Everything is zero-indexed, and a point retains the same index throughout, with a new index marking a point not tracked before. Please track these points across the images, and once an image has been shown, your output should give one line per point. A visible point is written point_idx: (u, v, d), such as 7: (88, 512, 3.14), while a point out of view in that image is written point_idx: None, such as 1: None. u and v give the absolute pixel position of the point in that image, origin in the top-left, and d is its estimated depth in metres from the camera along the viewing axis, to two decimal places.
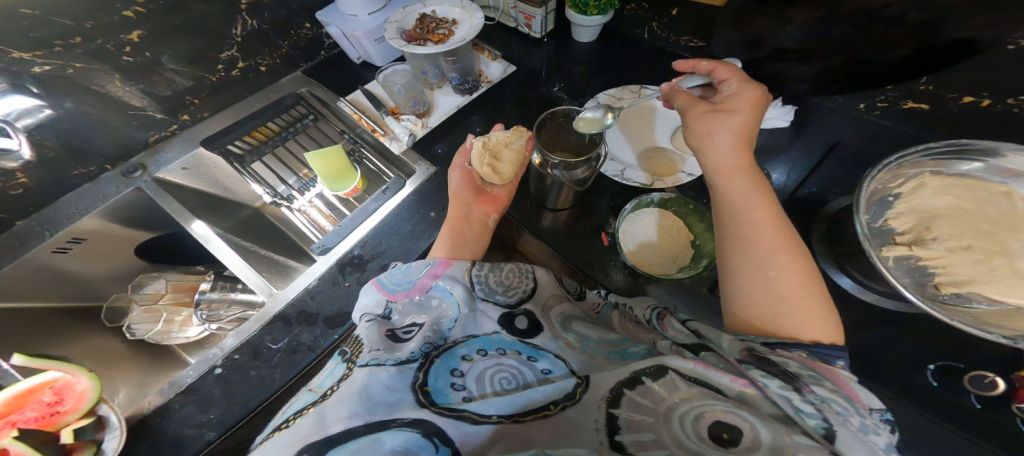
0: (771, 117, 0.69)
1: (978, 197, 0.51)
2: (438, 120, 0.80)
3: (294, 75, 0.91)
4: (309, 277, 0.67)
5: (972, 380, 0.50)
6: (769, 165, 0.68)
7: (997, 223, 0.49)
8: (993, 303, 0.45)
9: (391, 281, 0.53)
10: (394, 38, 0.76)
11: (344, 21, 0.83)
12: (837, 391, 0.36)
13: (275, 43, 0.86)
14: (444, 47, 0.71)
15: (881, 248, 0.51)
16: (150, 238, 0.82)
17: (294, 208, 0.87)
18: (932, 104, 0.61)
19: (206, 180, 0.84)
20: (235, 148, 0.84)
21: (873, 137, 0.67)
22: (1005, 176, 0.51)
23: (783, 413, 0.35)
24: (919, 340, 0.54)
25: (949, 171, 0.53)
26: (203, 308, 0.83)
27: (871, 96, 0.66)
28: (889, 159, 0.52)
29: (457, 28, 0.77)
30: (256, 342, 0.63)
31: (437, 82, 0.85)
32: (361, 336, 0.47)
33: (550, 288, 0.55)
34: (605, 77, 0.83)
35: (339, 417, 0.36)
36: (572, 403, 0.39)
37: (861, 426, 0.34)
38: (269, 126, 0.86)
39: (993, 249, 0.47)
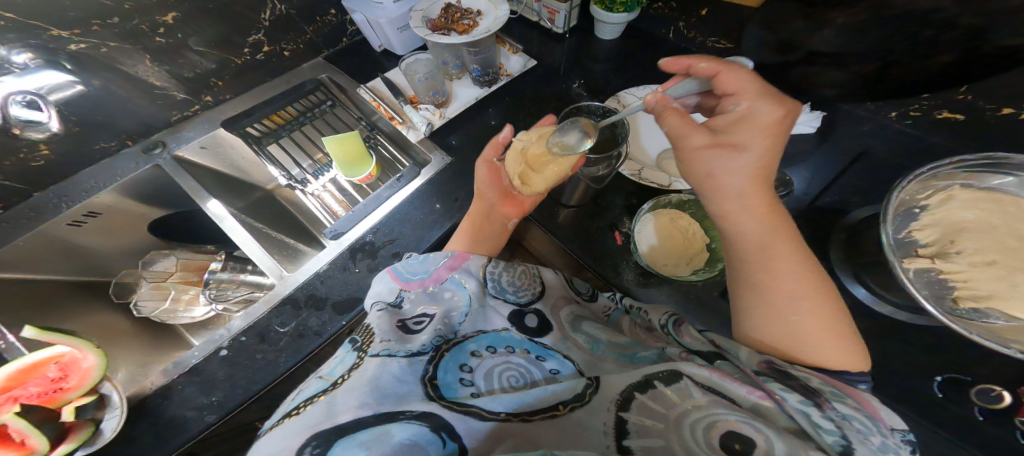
0: (798, 121, 0.68)
1: (1007, 212, 0.50)
2: (455, 111, 0.80)
3: (316, 62, 0.92)
4: (318, 261, 0.68)
5: (980, 395, 0.50)
6: (790, 171, 0.66)
7: None
8: (1010, 320, 0.45)
9: (407, 269, 0.54)
10: (419, 26, 0.76)
11: (368, 8, 0.82)
12: (858, 409, 0.38)
13: (300, 28, 0.86)
14: (467, 37, 0.70)
15: (903, 260, 0.50)
16: (164, 216, 0.84)
17: (308, 191, 0.88)
18: (968, 115, 0.60)
19: (220, 159, 0.84)
20: (252, 131, 0.86)
21: (897, 147, 0.65)
22: None
23: (798, 427, 0.36)
24: (930, 353, 0.53)
25: (980, 185, 0.51)
26: (212, 288, 0.82)
27: (904, 104, 0.64)
28: (922, 168, 0.50)
29: (483, 20, 0.77)
30: (264, 324, 0.64)
31: (457, 73, 0.85)
32: (372, 325, 0.47)
33: (559, 289, 0.56)
34: (628, 76, 0.82)
35: (350, 406, 0.36)
36: (580, 404, 0.39)
37: (880, 445, 0.35)
38: (287, 111, 0.87)
39: (1017, 265, 0.47)
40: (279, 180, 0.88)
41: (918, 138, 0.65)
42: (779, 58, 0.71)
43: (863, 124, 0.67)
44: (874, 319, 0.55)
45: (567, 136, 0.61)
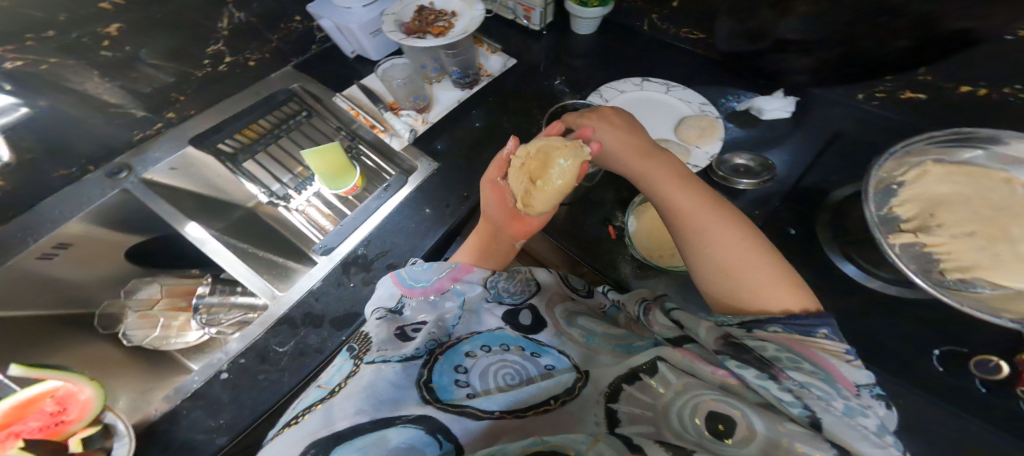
0: (774, 108, 0.69)
1: (978, 184, 0.52)
2: (438, 115, 0.79)
3: (285, 71, 0.90)
4: (312, 278, 0.67)
5: (978, 365, 0.51)
6: (775, 156, 0.67)
7: (998, 209, 0.50)
8: (997, 288, 0.45)
9: (410, 276, 0.54)
10: (393, 31, 0.74)
11: (336, 13, 0.80)
12: (817, 374, 0.34)
13: (264, 37, 0.85)
14: (444, 39, 0.69)
15: (888, 236, 0.51)
16: (140, 242, 0.81)
17: (291, 207, 0.88)
18: (929, 94, 0.61)
19: (197, 180, 0.83)
20: (225, 147, 0.83)
21: (873, 126, 0.67)
22: (1004, 163, 0.52)
23: (766, 403, 0.34)
24: (927, 326, 0.54)
25: (952, 159, 0.54)
26: (202, 312, 0.83)
27: (870, 86, 0.66)
28: (895, 146, 0.53)
29: (458, 21, 0.76)
30: (262, 345, 0.63)
31: (437, 76, 0.84)
32: (369, 333, 0.49)
33: (554, 287, 0.57)
34: (606, 68, 0.82)
35: (346, 413, 0.37)
36: (572, 397, 0.40)
37: (845, 409, 0.32)
38: (260, 124, 0.85)
39: (996, 234, 0.48)
40: (260, 198, 0.87)
41: (888, 117, 0.67)
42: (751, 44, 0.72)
43: (833, 106, 0.69)
44: (868, 294, 0.56)
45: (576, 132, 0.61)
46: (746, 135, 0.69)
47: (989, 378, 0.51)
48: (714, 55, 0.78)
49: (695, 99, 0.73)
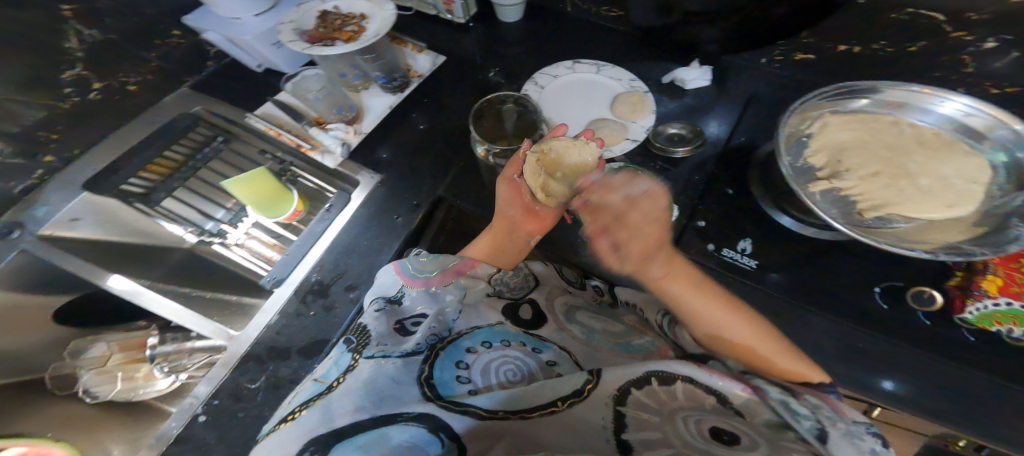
0: (691, 79, 0.71)
1: (872, 130, 0.57)
2: (370, 124, 0.77)
3: (178, 93, 0.87)
4: (267, 313, 0.66)
5: (915, 298, 0.52)
6: (707, 123, 0.70)
7: (891, 149, 0.55)
8: (909, 221, 0.49)
9: (413, 266, 0.56)
10: (293, 40, 0.69)
11: (226, 25, 0.77)
12: (824, 403, 0.38)
13: (140, 56, 0.82)
14: (356, 44, 0.65)
15: (807, 186, 0.54)
16: (66, 303, 0.74)
17: (230, 243, 0.83)
18: (817, 53, 0.68)
19: (112, 228, 0.76)
20: (133, 188, 0.79)
21: (790, 82, 0.71)
22: (888, 107, 0.58)
23: (780, 420, 0.35)
24: (876, 265, 0.55)
25: (846, 109, 0.59)
26: (161, 362, 0.80)
27: (769, 50, 0.71)
28: (795, 103, 0.57)
29: (369, 23, 0.71)
30: (233, 384, 0.62)
31: (361, 83, 0.81)
32: (368, 326, 0.50)
33: (553, 281, 0.61)
34: (534, 56, 0.82)
35: (345, 411, 0.38)
36: (579, 399, 0.39)
37: (848, 431, 0.35)
38: (167, 157, 0.82)
39: (897, 172, 0.53)
40: (187, 240, 0.81)
41: (791, 76, 0.71)
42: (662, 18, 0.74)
43: (745, 70, 0.73)
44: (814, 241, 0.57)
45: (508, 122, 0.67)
46: (675, 107, 0.72)
47: (930, 309, 0.51)
48: (632, 28, 0.80)
49: (624, 76, 0.75)
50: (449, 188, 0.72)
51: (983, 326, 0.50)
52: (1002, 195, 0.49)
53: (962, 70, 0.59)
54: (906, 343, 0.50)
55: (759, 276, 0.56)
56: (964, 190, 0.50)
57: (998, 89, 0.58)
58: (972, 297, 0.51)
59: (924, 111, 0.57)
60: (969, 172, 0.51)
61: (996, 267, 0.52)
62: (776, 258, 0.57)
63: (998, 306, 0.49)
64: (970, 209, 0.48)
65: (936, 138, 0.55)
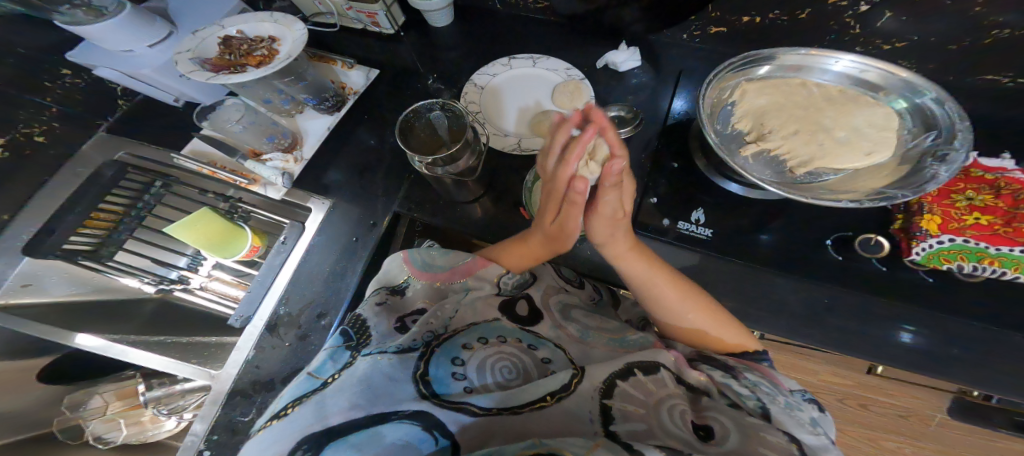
0: (624, 61, 0.72)
1: (786, 92, 0.59)
2: (311, 149, 0.76)
3: (99, 139, 0.81)
4: (242, 350, 0.66)
5: (861, 244, 0.55)
6: (647, 102, 0.71)
7: (809, 108, 0.57)
8: (834, 173, 0.52)
9: (419, 258, 0.56)
10: (195, 70, 0.65)
11: (118, 60, 0.71)
12: (765, 379, 0.45)
13: (31, 102, 0.73)
14: (265, 70, 0.62)
15: (738, 151, 0.56)
16: (52, 363, 0.78)
17: (193, 288, 0.81)
18: (727, 27, 0.69)
19: (85, 287, 0.75)
20: (79, 245, 0.73)
21: (717, 53, 0.73)
22: (789, 72, 0.60)
23: (731, 401, 0.41)
24: (819, 217, 0.58)
25: (754, 77, 0.61)
26: (157, 406, 0.88)
27: (688, 27, 0.72)
28: (710, 76, 0.57)
29: (280, 45, 0.68)
30: (226, 419, 0.63)
31: (293, 107, 0.77)
32: (366, 320, 0.50)
33: (550, 280, 0.60)
34: (471, 57, 0.81)
35: (339, 408, 0.38)
36: (567, 393, 0.41)
37: (788, 403, 0.41)
38: (106, 208, 0.76)
39: (812, 128, 0.55)
40: (147, 290, 0.79)
41: (714, 49, 0.73)
42: (586, 6, 0.75)
43: (673, 47, 0.74)
44: (760, 203, 0.59)
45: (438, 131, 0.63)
46: (612, 92, 0.73)
47: (878, 254, 0.54)
48: (559, 18, 0.80)
49: (560, 66, 0.75)
50: (404, 201, 0.71)
51: (933, 265, 0.50)
52: (911, 139, 0.52)
53: (850, 31, 0.61)
54: (850, 285, 0.54)
55: (712, 245, 0.58)
56: (877, 138, 0.52)
57: (891, 46, 0.60)
58: (916, 238, 0.50)
59: (818, 70, 0.59)
60: (877, 121, 0.54)
61: (931, 203, 0.50)
62: (726, 225, 0.59)
63: (944, 243, 0.49)
64: (887, 155, 0.51)
65: (840, 95, 0.57)
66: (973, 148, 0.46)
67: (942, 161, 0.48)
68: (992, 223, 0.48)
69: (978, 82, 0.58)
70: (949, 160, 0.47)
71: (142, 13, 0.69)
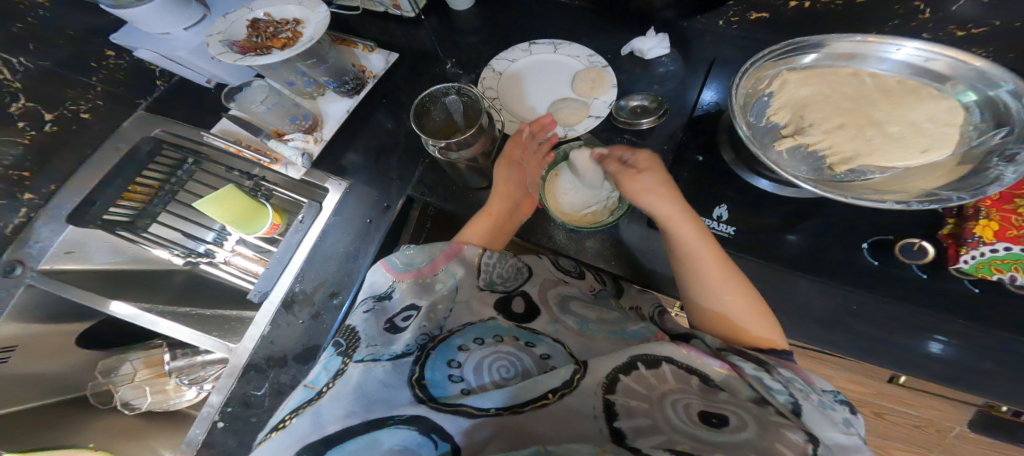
0: (653, 47, 0.69)
1: (832, 82, 0.55)
2: (331, 130, 0.74)
3: (138, 116, 0.81)
4: (258, 326, 0.67)
5: (904, 251, 0.51)
6: (676, 92, 0.68)
7: (855, 100, 0.53)
8: (882, 171, 0.48)
9: (400, 260, 0.54)
10: (223, 52, 0.65)
11: (155, 42, 0.72)
12: (797, 377, 0.43)
13: (79, 81, 0.76)
14: (288, 52, 0.61)
15: (772, 145, 0.53)
16: (88, 327, 0.82)
17: (218, 262, 0.83)
18: (770, 11, 0.64)
19: (127, 256, 0.78)
20: (117, 216, 0.76)
21: (754, 40, 0.68)
22: (842, 60, 0.55)
23: (758, 395, 0.39)
24: (859, 217, 0.54)
25: (798, 66, 0.57)
26: (179, 376, 0.90)
27: (723, 13, 0.68)
28: (747, 64, 0.54)
29: (304, 28, 0.67)
30: (240, 393, 0.64)
31: (314, 89, 0.75)
32: (355, 328, 0.48)
33: (547, 272, 0.59)
34: (492, 41, 0.79)
35: (336, 416, 0.37)
36: (570, 389, 0.39)
37: (820, 403, 0.40)
38: (142, 183, 0.78)
39: (863, 123, 0.51)
40: (176, 262, 0.81)
41: (749, 37, 0.69)
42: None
43: (705, 34, 0.71)
44: (791, 201, 0.56)
45: (455, 115, 0.61)
46: (637, 81, 0.70)
47: (919, 260, 0.51)
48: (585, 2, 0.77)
49: (582, 52, 0.73)
50: (419, 186, 0.69)
51: (983, 275, 0.47)
52: (977, 136, 0.48)
53: (920, 15, 0.55)
54: (888, 290, 0.51)
55: (735, 243, 0.56)
56: (937, 135, 0.48)
57: (966, 31, 0.53)
58: (967, 246, 0.47)
59: (875, 60, 0.54)
60: (940, 116, 0.50)
61: (989, 208, 0.47)
62: (751, 222, 0.57)
63: (998, 253, 0.45)
64: (944, 153, 0.47)
65: (899, 85, 0.52)
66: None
67: (1010, 160, 0.43)
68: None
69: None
70: (1018, 159, 0.43)
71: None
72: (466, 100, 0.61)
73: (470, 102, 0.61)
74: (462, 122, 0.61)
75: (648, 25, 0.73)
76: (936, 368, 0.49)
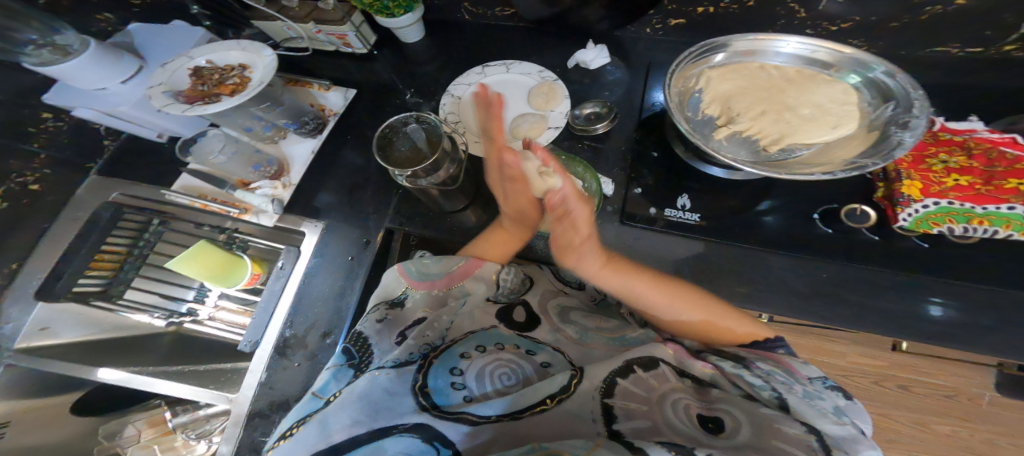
0: (594, 58, 0.73)
1: (747, 75, 0.59)
2: (298, 173, 0.77)
3: (92, 181, 0.81)
4: (255, 373, 0.67)
5: (849, 216, 0.56)
6: (624, 96, 0.71)
7: (770, 88, 0.58)
8: (808, 147, 0.52)
9: (417, 268, 0.58)
10: (170, 103, 0.66)
11: (92, 99, 0.71)
12: (779, 366, 0.45)
13: (22, 150, 0.73)
14: (238, 98, 0.62)
15: (711, 136, 0.56)
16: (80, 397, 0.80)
17: (202, 319, 0.84)
18: (688, 17, 0.70)
19: (98, 327, 0.78)
20: (88, 287, 0.76)
21: (683, 42, 0.74)
22: (743, 57, 0.60)
23: (744, 392, 0.41)
24: (806, 192, 0.58)
25: (713, 64, 0.61)
26: (185, 431, 0.92)
27: (649, 21, 0.73)
28: (672, 66, 0.57)
29: (252, 72, 0.69)
30: (249, 440, 0.65)
31: (274, 133, 0.78)
32: (363, 333, 0.52)
33: (548, 285, 0.62)
34: (447, 69, 0.82)
35: (342, 425, 0.39)
36: (567, 395, 0.41)
37: (805, 393, 0.40)
38: (108, 251, 0.77)
39: (779, 108, 0.56)
40: (158, 324, 0.82)
41: (679, 40, 0.74)
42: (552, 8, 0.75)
43: (640, 41, 0.75)
44: (743, 185, 0.60)
45: (420, 144, 0.62)
46: (585, 90, 0.74)
47: (867, 224, 0.55)
48: (526, 22, 0.81)
49: (532, 69, 0.76)
50: (395, 217, 0.72)
51: (925, 229, 0.50)
52: (872, 110, 0.53)
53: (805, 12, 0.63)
54: (846, 255, 0.54)
55: (705, 228, 0.58)
56: (840, 112, 0.53)
57: (838, 27, 0.65)
58: (901, 205, 0.50)
59: (770, 53, 0.60)
60: (837, 96, 0.55)
61: (908, 169, 0.51)
62: (712, 210, 0.59)
63: (929, 208, 0.49)
64: (852, 126, 0.52)
65: (798, 74, 0.58)
66: (931, 111, 0.47)
67: (905, 127, 0.48)
68: (972, 183, 0.48)
69: (932, 52, 0.63)
70: (912, 126, 0.48)
71: (107, 48, 0.69)
72: (428, 126, 0.63)
73: (431, 127, 0.63)
74: (427, 146, 0.62)
75: (588, 37, 0.77)
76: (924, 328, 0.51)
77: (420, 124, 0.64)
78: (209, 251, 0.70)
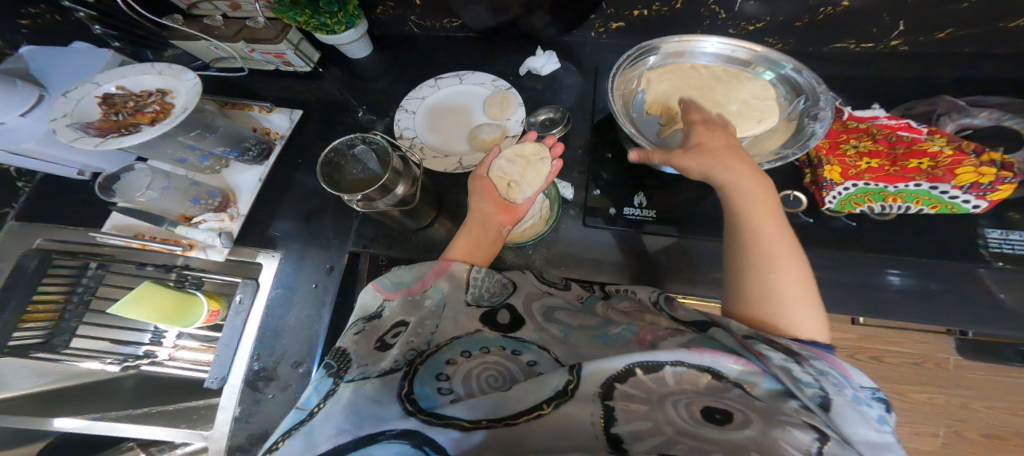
0: (543, 64, 0.74)
1: (681, 74, 0.61)
2: (247, 203, 0.75)
3: (8, 227, 0.75)
4: (227, 408, 0.65)
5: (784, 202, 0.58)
6: (574, 101, 0.73)
7: (702, 85, 0.60)
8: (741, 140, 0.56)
9: (389, 280, 0.55)
10: (78, 136, 0.60)
11: None
12: (832, 367, 0.37)
13: None
14: (160, 126, 0.58)
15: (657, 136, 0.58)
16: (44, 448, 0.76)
17: (163, 360, 0.82)
18: (626, 22, 0.73)
19: (50, 376, 0.75)
20: (25, 339, 0.71)
21: (626, 44, 0.76)
22: (674, 58, 0.62)
23: (782, 388, 0.35)
24: None
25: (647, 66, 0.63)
26: None
27: (592, 25, 0.75)
28: (614, 69, 0.58)
29: (174, 98, 0.65)
30: None
31: (213, 162, 0.75)
32: (345, 349, 0.49)
33: (531, 286, 0.58)
34: (399, 83, 0.81)
35: (328, 435, 0.37)
36: (566, 397, 0.36)
37: (852, 395, 0.35)
38: (42, 300, 0.73)
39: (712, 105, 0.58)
40: (112, 370, 0.79)
41: (622, 43, 0.76)
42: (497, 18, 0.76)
43: (585, 46, 0.77)
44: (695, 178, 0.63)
45: (373, 169, 0.61)
46: (537, 97, 0.75)
47: (798, 208, 0.58)
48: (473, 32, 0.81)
49: (484, 79, 0.77)
50: (359, 237, 0.70)
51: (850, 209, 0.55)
52: (788, 104, 0.57)
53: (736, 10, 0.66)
54: None
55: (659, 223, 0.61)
56: (764, 106, 0.57)
57: (753, 26, 0.69)
58: (826, 189, 0.54)
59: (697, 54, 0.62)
60: (759, 92, 0.58)
61: (827, 156, 0.54)
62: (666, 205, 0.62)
63: (849, 190, 0.53)
64: (776, 120, 0.56)
65: (724, 73, 0.60)
66: (836, 104, 0.52)
67: (816, 119, 0.53)
68: (881, 165, 0.52)
69: (833, 49, 0.69)
70: (821, 118, 0.53)
71: None
72: (376, 145, 0.62)
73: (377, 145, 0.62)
74: (379, 168, 0.61)
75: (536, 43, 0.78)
76: (866, 302, 0.55)
77: (368, 144, 0.62)
78: (154, 293, 0.67)
